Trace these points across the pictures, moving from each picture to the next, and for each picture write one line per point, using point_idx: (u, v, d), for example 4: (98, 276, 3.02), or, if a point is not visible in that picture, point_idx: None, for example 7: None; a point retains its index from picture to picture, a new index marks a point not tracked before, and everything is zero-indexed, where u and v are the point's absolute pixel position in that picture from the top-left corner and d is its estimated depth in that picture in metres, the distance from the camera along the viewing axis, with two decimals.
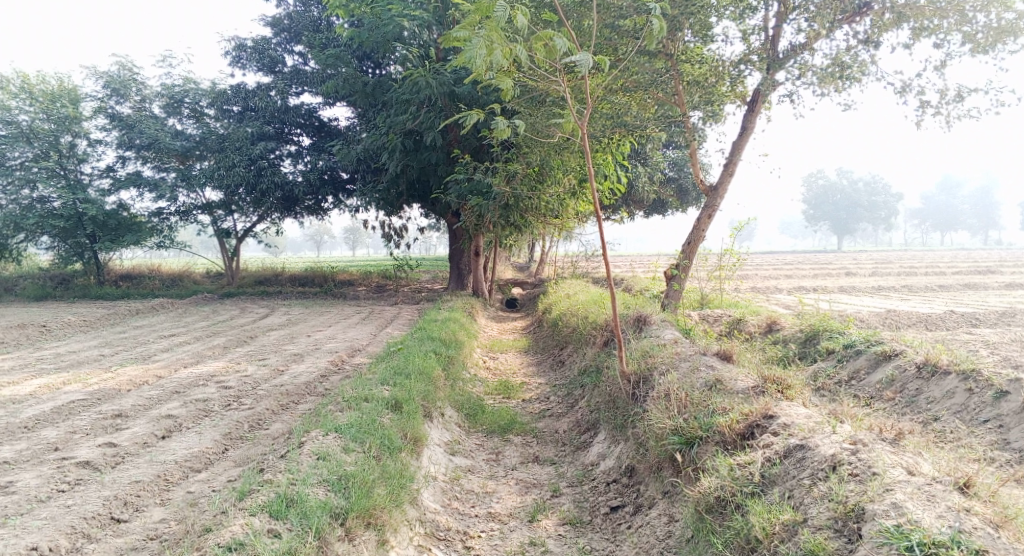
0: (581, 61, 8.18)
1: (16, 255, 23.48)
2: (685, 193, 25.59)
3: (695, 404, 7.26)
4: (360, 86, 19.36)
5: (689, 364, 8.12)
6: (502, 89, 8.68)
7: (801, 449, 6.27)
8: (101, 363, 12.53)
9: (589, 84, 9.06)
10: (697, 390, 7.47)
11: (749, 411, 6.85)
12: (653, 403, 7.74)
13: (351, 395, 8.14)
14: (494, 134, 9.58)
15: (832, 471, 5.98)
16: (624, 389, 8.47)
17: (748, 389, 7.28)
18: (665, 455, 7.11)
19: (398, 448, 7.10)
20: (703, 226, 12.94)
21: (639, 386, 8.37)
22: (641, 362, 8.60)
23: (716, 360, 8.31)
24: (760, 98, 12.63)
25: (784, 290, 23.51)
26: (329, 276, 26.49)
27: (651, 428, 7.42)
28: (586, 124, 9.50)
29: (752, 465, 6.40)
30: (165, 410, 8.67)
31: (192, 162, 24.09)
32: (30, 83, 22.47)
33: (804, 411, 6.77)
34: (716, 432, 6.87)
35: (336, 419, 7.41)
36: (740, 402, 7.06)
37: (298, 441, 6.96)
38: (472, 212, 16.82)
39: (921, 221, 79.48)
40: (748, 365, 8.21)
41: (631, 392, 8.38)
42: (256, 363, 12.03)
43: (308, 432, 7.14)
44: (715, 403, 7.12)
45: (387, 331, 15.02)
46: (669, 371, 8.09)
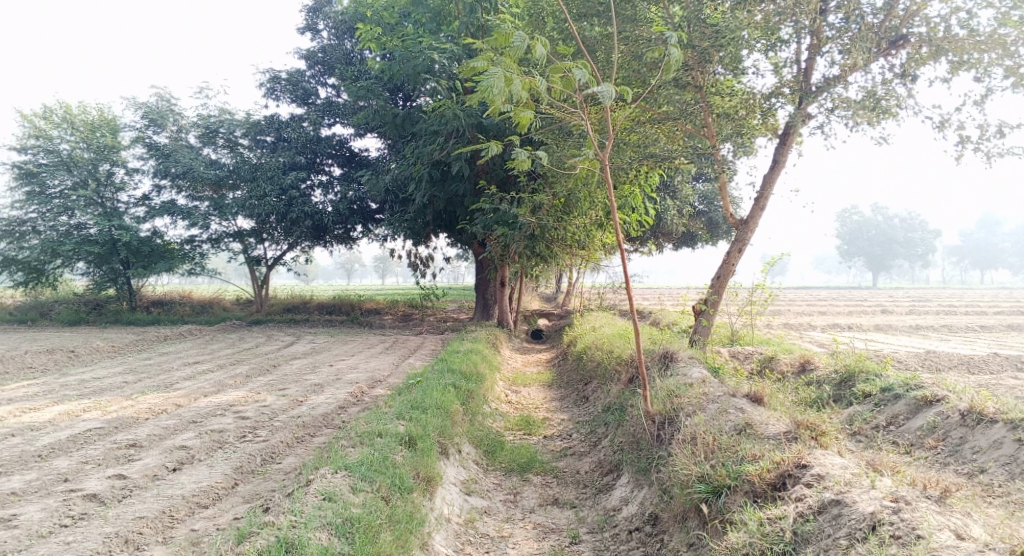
0: (602, 92, 7.99)
1: (52, 280, 23.81)
2: (715, 226, 25.22)
3: (723, 450, 6.93)
4: (390, 117, 19.45)
5: (717, 405, 7.78)
6: (522, 120, 8.51)
7: (837, 505, 5.92)
8: (124, 390, 12.48)
9: (612, 116, 8.85)
10: (725, 435, 7.14)
11: (780, 460, 6.52)
12: (678, 447, 7.41)
13: (365, 430, 7.93)
14: (514, 166, 9.44)
15: (872, 532, 5.65)
16: (649, 430, 8.15)
17: (780, 435, 6.95)
18: (691, 503, 6.78)
19: (409, 488, 6.88)
20: (733, 260, 12.60)
21: (664, 427, 8.04)
22: (666, 402, 8.26)
23: (746, 402, 7.97)
24: (793, 131, 12.35)
25: (818, 326, 22.92)
26: (356, 304, 26.48)
27: (676, 474, 7.09)
28: (607, 156, 9.29)
29: (784, 519, 6.05)
30: (180, 440, 8.53)
31: (225, 191, 24.35)
32: (72, 113, 22.96)
33: (840, 461, 6.42)
34: (745, 482, 6.54)
35: (348, 456, 7.20)
36: (771, 449, 6.73)
37: (306, 479, 6.75)
38: (498, 243, 16.67)
39: (959, 259, 77.73)
40: (779, 408, 7.86)
41: (656, 433, 8.06)
42: (276, 393, 11.89)
43: (318, 468, 6.94)
44: (745, 450, 6.79)
45: (410, 362, 14.84)
46: (695, 412, 7.76)
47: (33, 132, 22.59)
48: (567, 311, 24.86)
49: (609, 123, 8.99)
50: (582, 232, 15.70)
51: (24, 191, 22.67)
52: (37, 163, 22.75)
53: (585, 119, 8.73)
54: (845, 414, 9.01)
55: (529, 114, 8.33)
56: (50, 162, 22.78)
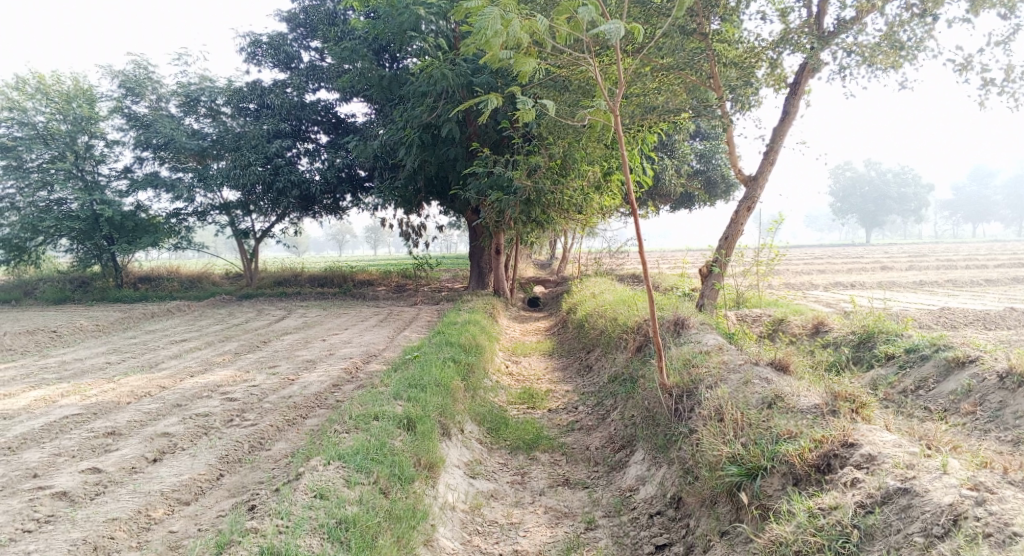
0: (611, 30, 7.36)
1: (34, 258, 23.07)
2: (713, 185, 24.57)
3: (755, 427, 6.45)
4: (376, 80, 18.66)
5: (740, 376, 7.30)
6: (523, 68, 7.85)
7: (905, 495, 5.40)
8: (105, 373, 11.86)
9: (621, 63, 8.20)
10: (754, 410, 6.66)
11: (822, 438, 6.04)
12: (702, 424, 6.92)
13: (360, 412, 7.38)
14: (517, 119, 8.74)
15: (955, 526, 5.13)
16: (665, 403, 7.66)
17: (817, 409, 6.45)
18: (723, 488, 6.31)
19: (410, 478, 6.37)
20: (741, 219, 12.10)
21: (682, 400, 7.55)
22: (682, 374, 7.73)
23: (770, 371, 7.46)
24: (803, 81, 11.70)
25: (820, 285, 22.45)
26: (348, 275, 25.87)
27: (703, 454, 6.62)
28: (616, 106, 8.62)
29: (840, 510, 5.54)
30: (162, 426, 7.97)
31: (209, 161, 23.53)
32: (46, 84, 21.99)
33: (891, 438, 5.94)
34: (784, 463, 6.07)
35: (341, 443, 6.66)
36: (809, 426, 6.25)
37: (296, 473, 6.22)
38: (492, 208, 16.06)
39: (952, 213, 77.41)
40: (806, 377, 7.36)
41: (674, 407, 7.55)
42: (266, 372, 11.31)
43: (308, 460, 6.39)
44: (779, 427, 6.30)
45: (405, 334, 14.30)
46: (716, 385, 7.27)
47: (6, 104, 21.66)
48: (564, 276, 24.32)
49: (620, 70, 8.33)
50: (579, 195, 15.06)
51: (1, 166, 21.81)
52: (13, 136, 21.87)
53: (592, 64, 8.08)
54: (868, 380, 8.53)
55: (531, 60, 7.71)
56: (25, 135, 21.88)
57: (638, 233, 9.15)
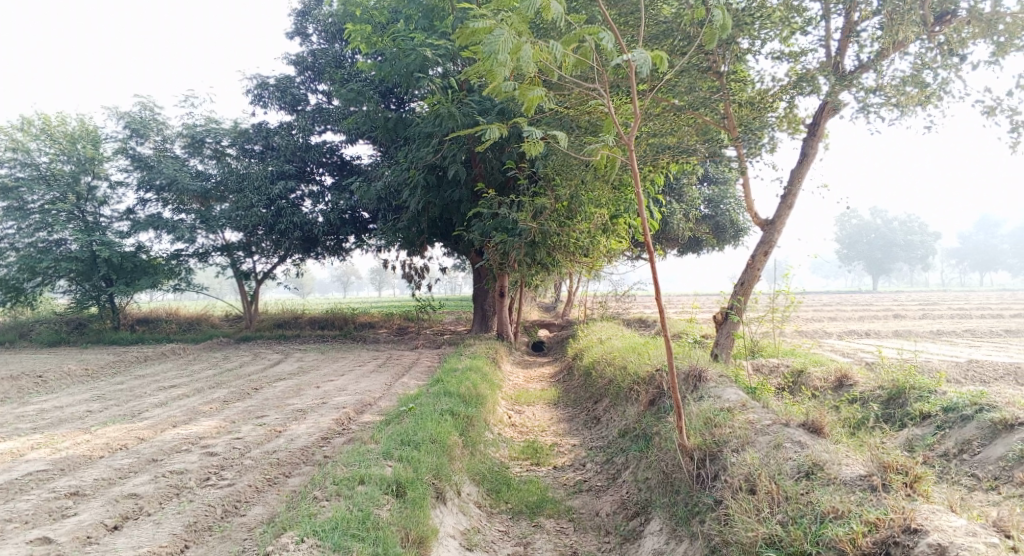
0: (634, 57, 7.13)
1: (31, 299, 22.53)
2: (722, 230, 23.97)
3: (793, 501, 6.00)
4: (380, 121, 18.24)
5: (770, 438, 6.79)
6: (532, 98, 7.49)
7: None
8: (83, 422, 11.16)
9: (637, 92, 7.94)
10: (790, 480, 6.20)
11: (881, 518, 5.59)
12: (731, 497, 6.42)
13: (344, 474, 6.73)
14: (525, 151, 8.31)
15: None
16: (686, 468, 7.08)
17: (863, 480, 5.99)
18: None
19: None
20: (759, 265, 11.34)
21: (705, 464, 6.99)
22: (704, 435, 7.18)
23: (803, 433, 6.87)
24: (822, 122, 11.18)
25: (834, 333, 21.71)
26: (349, 318, 25.27)
27: (734, 532, 6.13)
28: (632, 139, 8.26)
29: None
30: (131, 485, 7.30)
31: (212, 203, 23.09)
32: (51, 125, 21.67)
33: (960, 524, 5.46)
34: (835, 547, 5.60)
35: (318, 514, 6.05)
36: (858, 502, 5.80)
37: (263, 552, 5.65)
38: (497, 250, 15.55)
39: (958, 261, 76.71)
40: (843, 441, 6.77)
41: (696, 472, 7.01)
42: (253, 423, 10.62)
43: (280, 535, 5.82)
44: (823, 504, 5.84)
45: (403, 381, 13.64)
46: (745, 448, 6.78)
47: (10, 144, 21.32)
48: (568, 321, 23.62)
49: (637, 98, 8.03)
50: (586, 238, 14.53)
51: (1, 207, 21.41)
52: (15, 177, 21.51)
53: (608, 96, 7.81)
54: (903, 441, 7.87)
55: (539, 89, 7.36)
56: (28, 176, 21.51)
57: (655, 279, 8.45)
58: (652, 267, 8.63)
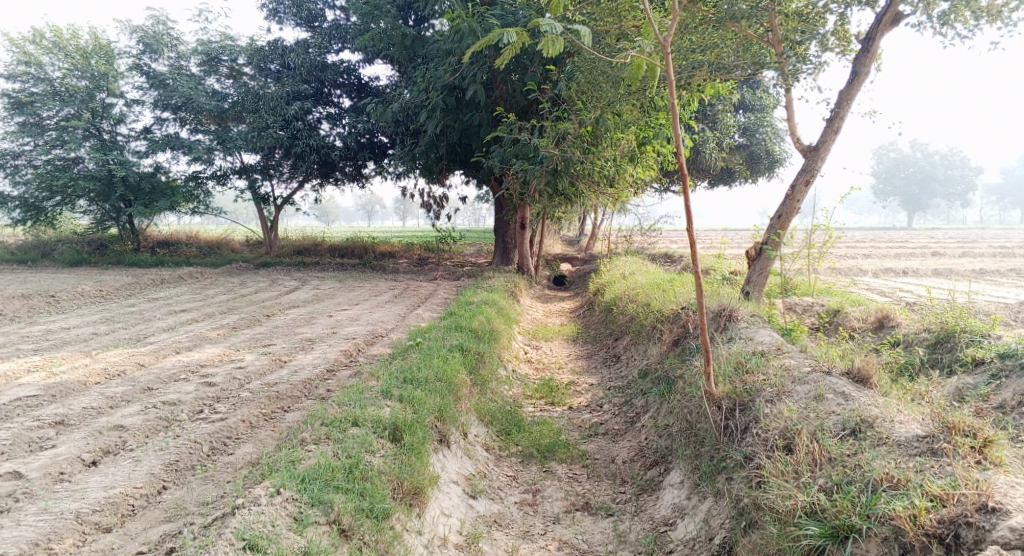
0: None
1: (51, 219, 22.14)
2: (755, 161, 22.91)
3: (838, 465, 5.54)
4: (399, 38, 17.33)
5: (810, 387, 6.30)
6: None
7: None
8: (87, 346, 10.81)
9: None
10: (833, 440, 5.73)
11: (950, 492, 5.10)
12: (765, 457, 5.92)
13: (336, 414, 6.42)
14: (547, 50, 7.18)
15: None
16: (713, 417, 6.58)
17: (924, 444, 5.51)
18: (799, 551, 5.35)
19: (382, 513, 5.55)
20: (799, 195, 10.50)
21: (733, 414, 6.48)
22: (734, 383, 6.65)
23: (846, 383, 6.36)
24: (878, 37, 10.19)
25: (871, 271, 20.80)
26: (370, 247, 24.72)
27: (767, 497, 5.66)
28: (669, 42, 7.30)
29: None
30: (118, 416, 6.87)
31: (230, 124, 22.36)
32: (63, 38, 20.91)
33: None
34: (891, 523, 5.14)
35: (302, 461, 5.81)
36: (916, 470, 5.32)
37: (233, 504, 5.37)
38: (517, 178, 14.76)
39: (998, 199, 74.11)
40: (893, 394, 6.24)
41: (724, 423, 6.49)
42: (258, 352, 10.20)
43: (257, 484, 5.59)
44: (876, 472, 5.38)
45: (417, 313, 13.16)
46: (780, 400, 6.27)
47: (23, 58, 20.71)
48: (592, 255, 22.90)
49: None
50: (611, 166, 13.67)
51: (17, 122, 20.94)
52: (29, 92, 20.96)
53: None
54: (952, 390, 7.32)
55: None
56: (42, 91, 20.90)
57: (687, 208, 7.67)
58: (685, 196, 7.74)
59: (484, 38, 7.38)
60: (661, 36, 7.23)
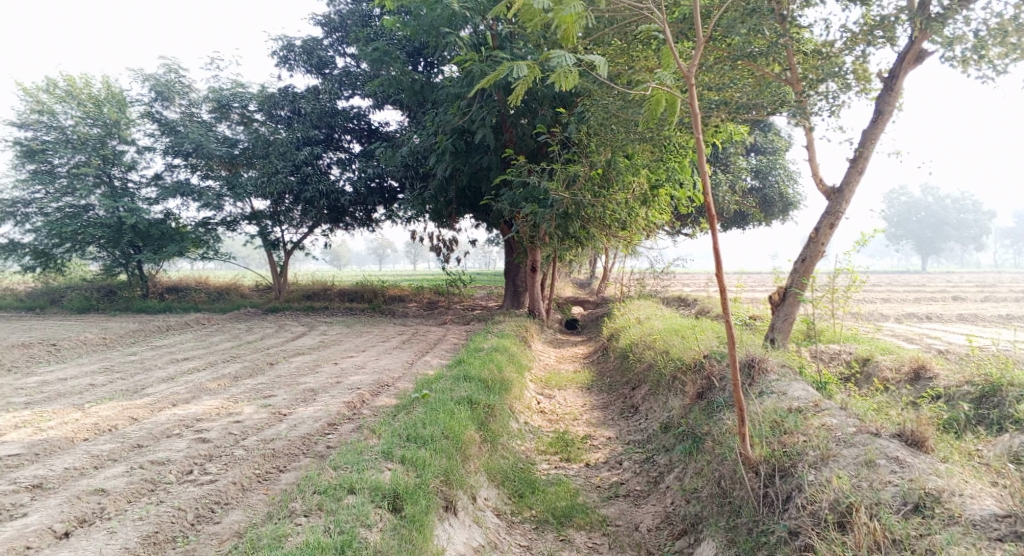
0: None
1: (61, 265, 21.88)
2: (770, 204, 22.48)
3: (904, 548, 5.31)
4: (407, 83, 17.10)
5: (860, 451, 6.07)
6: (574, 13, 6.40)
7: None
8: (80, 398, 10.31)
9: (698, 14, 6.77)
10: (898, 518, 5.49)
11: None
12: (812, 535, 5.67)
13: (330, 480, 6.07)
14: (557, 84, 6.79)
15: None
16: (750, 483, 6.32)
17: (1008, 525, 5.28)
18: None
19: None
20: (823, 238, 10.05)
21: (772, 481, 6.24)
22: (771, 446, 6.41)
23: (899, 446, 6.13)
24: (901, 75, 9.81)
25: (893, 316, 20.16)
26: (379, 291, 24.32)
27: None
28: (692, 72, 6.92)
29: None
30: (101, 478, 6.40)
31: (240, 170, 22.17)
32: (76, 86, 20.87)
33: None
34: None
35: (290, 536, 5.46)
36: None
37: None
38: (528, 221, 14.36)
39: (1013, 241, 73.14)
40: (954, 461, 5.99)
41: (762, 491, 6.24)
42: (258, 404, 9.68)
43: None
44: None
45: (426, 360, 12.68)
46: (823, 467, 6.03)
47: (35, 106, 20.64)
48: (605, 298, 22.40)
49: (696, 25, 6.80)
50: (624, 209, 13.25)
51: (29, 170, 20.79)
52: (40, 140, 20.83)
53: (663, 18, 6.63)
54: (1005, 449, 6.78)
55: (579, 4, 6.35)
56: (54, 139, 20.80)
57: (716, 251, 7.19)
58: (713, 238, 7.26)
59: (488, 73, 6.98)
60: (684, 65, 6.85)
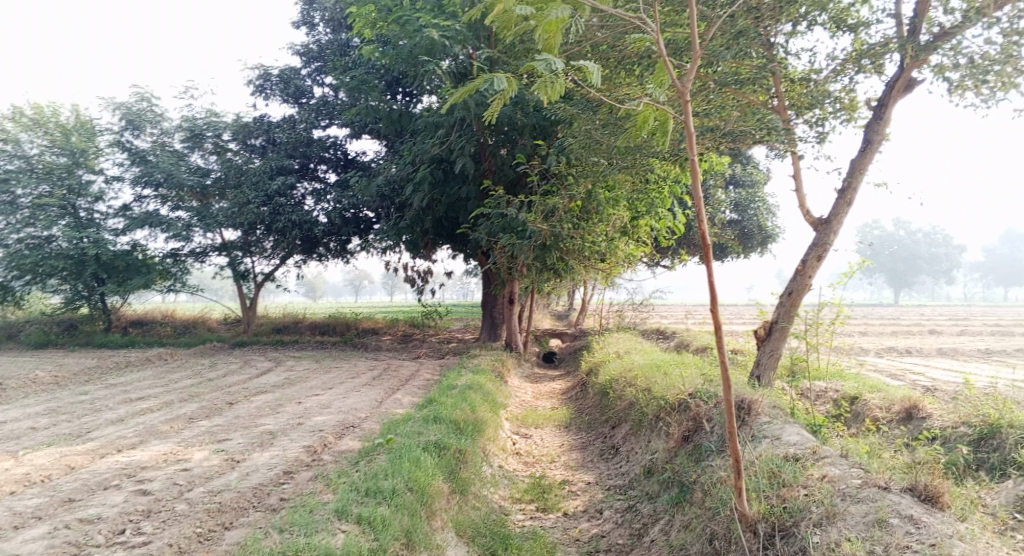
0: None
1: (19, 299, 20.98)
2: (748, 237, 22.16)
3: None
4: (385, 112, 16.63)
5: (875, 507, 5.66)
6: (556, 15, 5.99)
7: None
8: (17, 444, 9.52)
9: (694, 27, 6.35)
10: None
11: None
12: None
13: (273, 546, 5.60)
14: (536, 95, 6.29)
15: None
16: (748, 544, 5.90)
17: None
18: None
19: None
20: (811, 270, 9.64)
21: (772, 541, 5.84)
22: (771, 505, 5.98)
23: (914, 502, 5.71)
24: (890, 104, 9.52)
25: (874, 351, 19.81)
26: (352, 324, 23.62)
27: None
28: (686, 89, 6.48)
29: None
30: (19, 541, 5.81)
31: (212, 200, 21.48)
32: (42, 115, 20.17)
33: None
34: None
35: None
36: None
37: None
38: (504, 253, 13.87)
39: (983, 275, 73.89)
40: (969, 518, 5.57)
41: (762, 553, 5.83)
42: (212, 448, 9.00)
43: None
44: None
45: (396, 398, 12.04)
46: (828, 530, 5.61)
47: None
48: (583, 331, 21.92)
49: (692, 39, 6.40)
50: (603, 243, 12.85)
51: None
52: None
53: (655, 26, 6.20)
54: (1010, 498, 6.35)
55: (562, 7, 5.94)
56: (17, 168, 20.01)
57: (712, 284, 6.74)
58: (709, 269, 6.81)
59: (463, 86, 6.51)
60: (677, 80, 6.39)
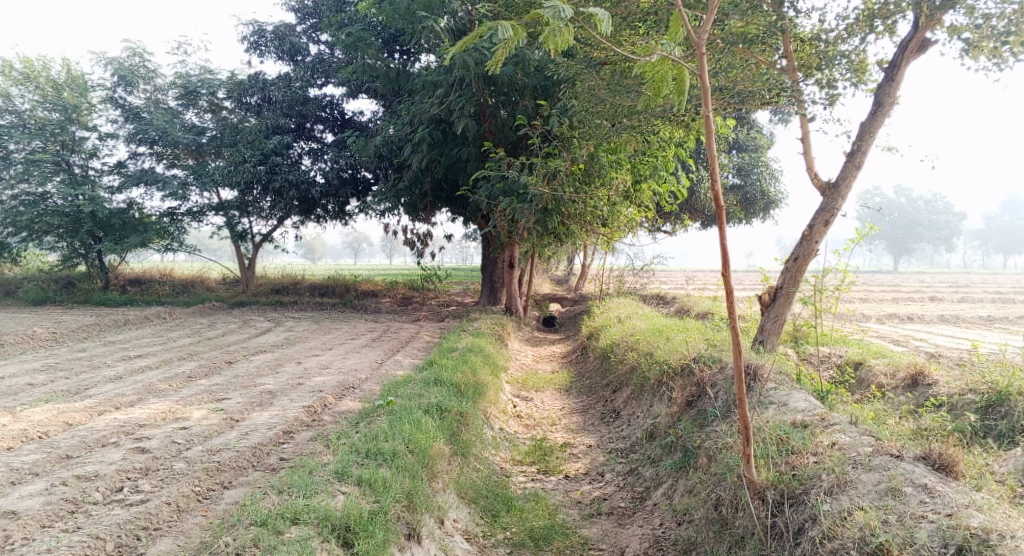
0: None
1: (16, 256, 20.82)
2: (750, 201, 21.93)
3: None
4: (383, 71, 16.30)
5: (886, 476, 5.58)
6: None
7: None
8: (13, 400, 9.44)
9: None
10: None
11: None
12: None
13: (272, 508, 5.55)
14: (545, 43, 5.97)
15: None
16: (756, 511, 5.86)
17: None
18: None
19: None
20: (818, 235, 9.47)
21: (781, 509, 5.79)
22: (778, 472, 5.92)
23: (925, 471, 5.64)
24: (903, 66, 9.27)
25: (875, 318, 19.72)
26: (351, 285, 23.48)
27: None
28: (702, 40, 6.27)
29: None
30: (15, 498, 5.76)
31: (207, 159, 21.19)
32: (34, 69, 19.72)
33: None
34: None
35: None
36: None
37: None
38: (505, 215, 13.67)
39: (983, 244, 73.68)
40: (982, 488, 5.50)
41: (771, 521, 5.79)
42: (210, 407, 8.91)
43: None
44: None
45: (395, 360, 11.95)
46: (840, 499, 5.55)
47: None
48: (583, 295, 21.81)
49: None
50: (605, 206, 12.66)
51: None
52: None
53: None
54: (1019, 467, 6.29)
55: None
56: (10, 123, 19.65)
57: (724, 248, 6.56)
58: (722, 235, 6.60)
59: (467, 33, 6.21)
60: (695, 31, 6.17)
